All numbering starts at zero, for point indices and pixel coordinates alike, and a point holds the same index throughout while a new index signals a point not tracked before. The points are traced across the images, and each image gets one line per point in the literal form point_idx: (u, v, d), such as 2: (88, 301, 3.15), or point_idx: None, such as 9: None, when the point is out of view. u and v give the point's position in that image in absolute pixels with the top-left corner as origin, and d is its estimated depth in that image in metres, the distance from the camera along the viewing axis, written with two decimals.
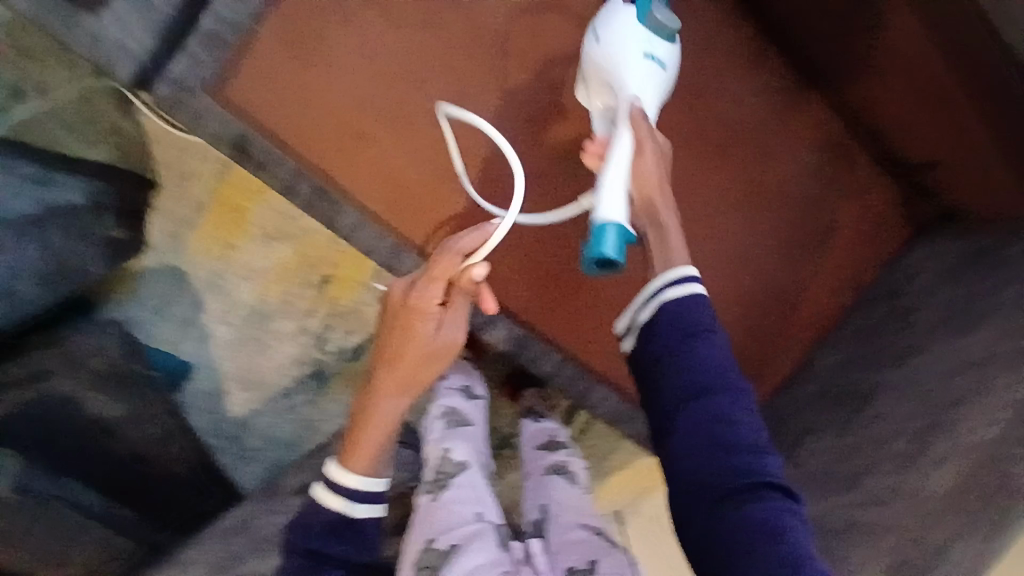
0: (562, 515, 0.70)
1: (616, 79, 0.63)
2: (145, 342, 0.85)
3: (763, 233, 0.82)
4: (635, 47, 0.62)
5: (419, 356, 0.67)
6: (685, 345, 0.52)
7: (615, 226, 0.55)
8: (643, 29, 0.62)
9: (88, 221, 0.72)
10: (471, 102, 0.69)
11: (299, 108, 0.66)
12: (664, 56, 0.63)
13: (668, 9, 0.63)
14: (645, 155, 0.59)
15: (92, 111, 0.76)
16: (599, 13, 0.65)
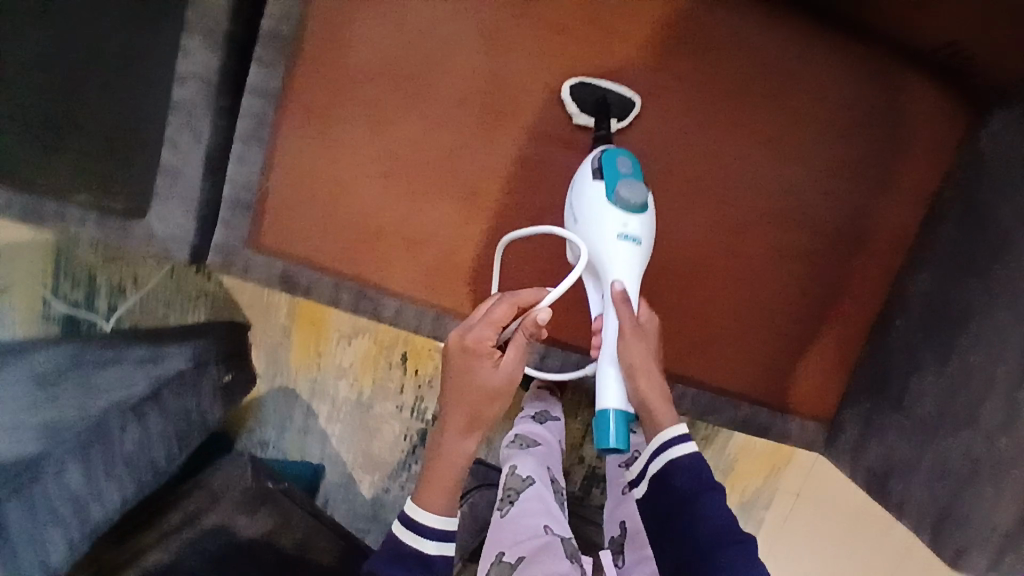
0: (638, 532, 0.81)
1: (600, 260, 0.71)
2: (280, 455, 0.99)
3: (789, 171, 0.76)
4: (610, 233, 0.70)
5: (481, 390, 0.74)
6: (696, 497, 0.63)
7: (615, 415, 0.69)
8: (615, 211, 0.70)
9: (200, 379, 0.81)
10: (464, 170, 0.74)
11: (319, 226, 0.73)
12: (637, 232, 0.70)
13: (636, 183, 0.70)
14: (627, 339, 0.68)
15: (182, 285, 0.92)
16: (571, 189, 0.73)
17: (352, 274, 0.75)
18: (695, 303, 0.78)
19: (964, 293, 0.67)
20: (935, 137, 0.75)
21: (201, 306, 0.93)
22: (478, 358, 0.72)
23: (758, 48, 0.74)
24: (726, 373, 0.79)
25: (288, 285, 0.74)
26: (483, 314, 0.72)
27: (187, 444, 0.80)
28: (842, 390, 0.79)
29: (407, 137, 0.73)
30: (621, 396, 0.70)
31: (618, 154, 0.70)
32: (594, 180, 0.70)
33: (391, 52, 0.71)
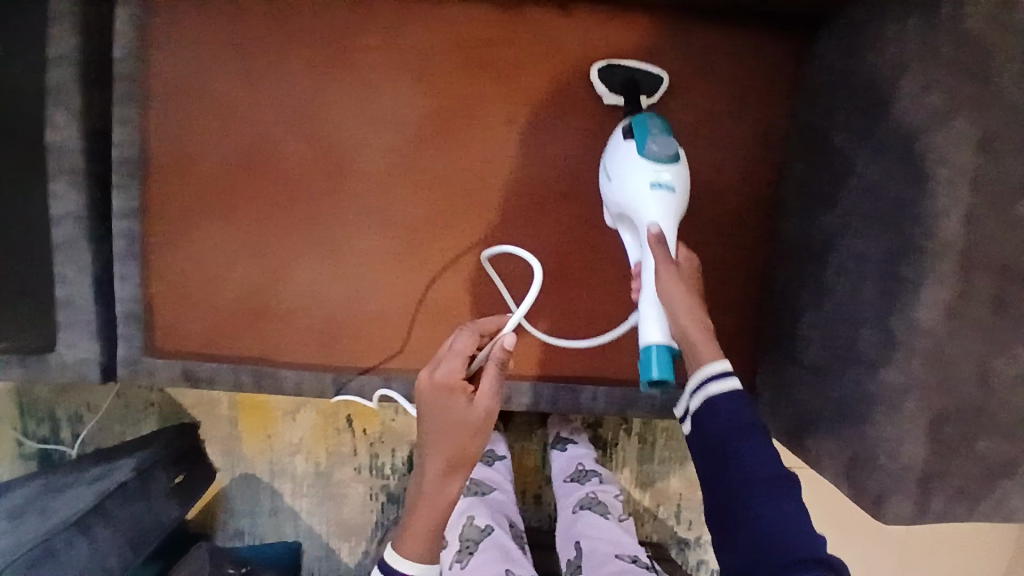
0: (596, 549, 0.77)
1: (632, 209, 0.67)
2: (258, 541, 1.01)
3: None
4: (642, 180, 0.66)
5: (456, 432, 0.64)
6: (732, 432, 0.56)
7: (657, 348, 0.62)
8: (645, 160, 0.67)
9: (145, 485, 0.86)
10: (325, 234, 0.78)
11: (206, 319, 0.78)
12: (671, 179, 0.66)
13: (667, 135, 0.67)
14: (662, 274, 0.62)
15: (130, 401, 0.98)
16: (608, 152, 0.72)
17: (247, 356, 0.79)
18: (575, 303, 0.79)
19: (824, 226, 0.65)
20: (761, 82, 0.75)
21: (153, 417, 0.98)
22: (453, 395, 0.64)
23: (562, 48, 0.76)
24: (628, 364, 0.80)
25: (191, 380, 0.78)
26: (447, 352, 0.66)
27: (143, 549, 0.83)
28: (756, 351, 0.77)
29: (264, 219, 0.78)
30: (664, 331, 0.62)
31: (648, 118, 0.68)
32: (626, 140, 0.69)
33: (231, 145, 0.77)
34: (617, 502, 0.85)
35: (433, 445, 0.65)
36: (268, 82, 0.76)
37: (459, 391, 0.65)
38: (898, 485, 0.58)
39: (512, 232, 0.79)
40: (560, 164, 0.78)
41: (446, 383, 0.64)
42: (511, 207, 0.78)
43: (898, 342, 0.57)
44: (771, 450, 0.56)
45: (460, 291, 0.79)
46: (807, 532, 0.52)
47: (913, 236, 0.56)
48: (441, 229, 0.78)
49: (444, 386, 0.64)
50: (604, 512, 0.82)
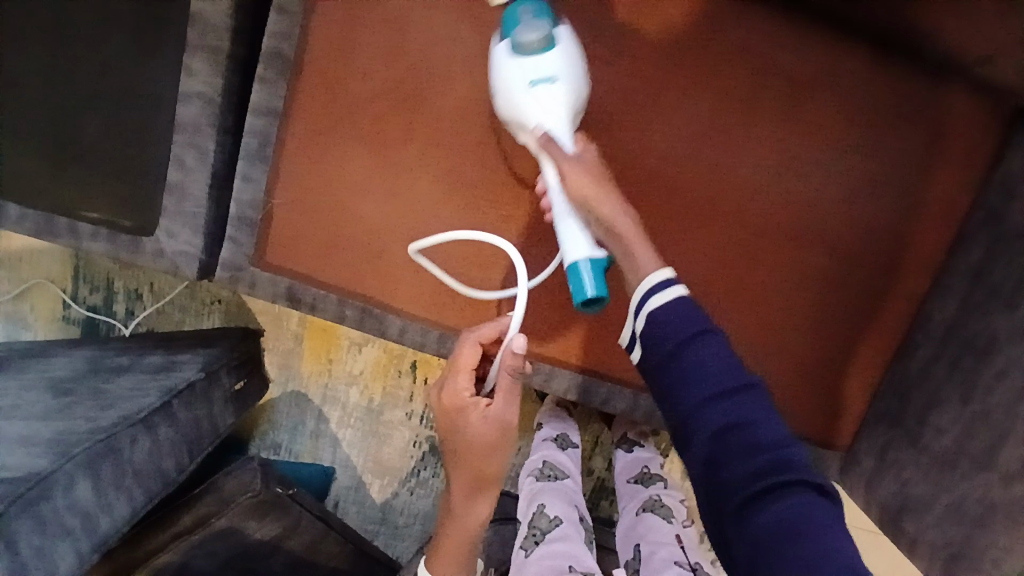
0: (655, 553, 0.74)
1: (517, 114, 0.63)
2: (292, 457, 1.00)
3: (810, 199, 0.73)
4: (523, 82, 0.62)
5: (483, 448, 0.69)
6: (685, 348, 0.55)
7: (585, 263, 0.60)
8: (521, 60, 0.62)
9: (208, 389, 0.83)
10: (469, 188, 0.73)
11: (324, 243, 0.73)
12: (553, 70, 0.61)
13: (538, 23, 0.61)
14: (569, 177, 0.61)
15: (196, 294, 0.94)
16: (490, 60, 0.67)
17: (353, 291, 0.75)
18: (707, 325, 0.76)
19: (988, 323, 0.64)
20: (957, 152, 0.72)
21: (215, 314, 0.94)
22: (466, 411, 0.69)
23: (767, 61, 0.71)
24: None
25: (293, 301, 0.75)
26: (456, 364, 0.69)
27: (196, 454, 0.82)
28: (861, 412, 0.77)
29: (404, 156, 0.72)
30: (588, 243, 0.61)
31: (519, 5, 0.62)
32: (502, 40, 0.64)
33: (394, 70, 0.71)
34: (683, 510, 0.81)
35: (463, 460, 0.71)
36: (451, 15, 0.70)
37: (472, 405, 0.69)
38: None
39: (663, 236, 0.74)
40: (726, 181, 0.73)
41: (459, 402, 0.69)
42: (667, 211, 0.74)
43: None
44: (726, 352, 0.55)
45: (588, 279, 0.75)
46: (778, 440, 0.52)
47: None
48: None
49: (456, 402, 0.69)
50: (668, 517, 0.79)
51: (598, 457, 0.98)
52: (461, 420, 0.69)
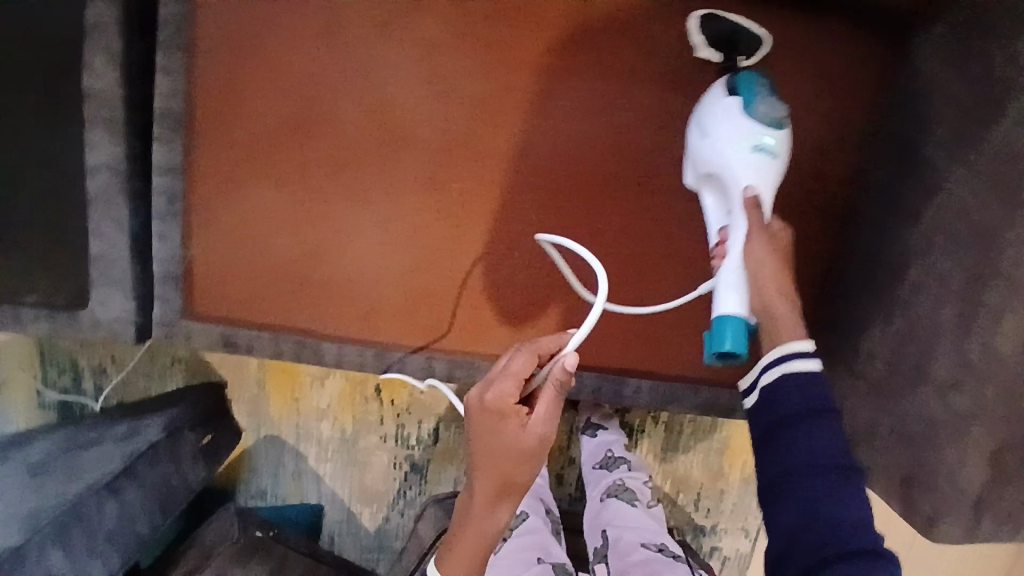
0: (620, 538, 0.75)
1: (723, 172, 0.63)
2: (280, 501, 1.02)
3: None
4: (743, 143, 0.62)
5: (513, 459, 0.62)
6: (805, 417, 0.52)
7: (738, 319, 0.59)
8: (750, 120, 0.62)
9: (172, 447, 0.85)
10: (378, 205, 0.75)
11: (246, 283, 0.76)
12: (773, 143, 0.62)
13: (772, 98, 0.63)
14: (754, 238, 0.60)
15: (157, 358, 0.96)
16: (699, 106, 0.67)
17: (284, 326, 0.77)
18: (627, 294, 0.77)
19: (901, 241, 0.64)
20: (849, 79, 0.71)
21: (178, 374, 0.97)
22: (504, 419, 0.62)
23: (639, 29, 0.72)
24: (681, 359, 0.79)
25: (230, 346, 0.77)
26: (497, 371, 0.63)
27: (172, 511, 0.85)
28: None
29: (310, 189, 0.75)
30: (744, 303, 0.59)
31: (755, 77, 0.64)
32: (727, 96, 0.64)
33: (287, 109, 0.74)
34: (647, 491, 0.81)
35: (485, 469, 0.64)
36: (334, 49, 0.73)
37: (512, 414, 0.62)
38: (956, 509, 0.58)
39: (571, 216, 0.76)
40: (622, 153, 0.74)
41: (496, 406, 0.61)
42: (570, 192, 0.75)
43: (974, 371, 0.56)
44: (842, 436, 0.52)
45: (506, 269, 0.77)
46: (865, 527, 0.48)
47: (1000, 264, 0.55)
48: (495, 207, 0.76)
49: (492, 409, 0.61)
50: (632, 500, 0.79)
51: (576, 446, 0.93)
52: (495, 426, 0.62)
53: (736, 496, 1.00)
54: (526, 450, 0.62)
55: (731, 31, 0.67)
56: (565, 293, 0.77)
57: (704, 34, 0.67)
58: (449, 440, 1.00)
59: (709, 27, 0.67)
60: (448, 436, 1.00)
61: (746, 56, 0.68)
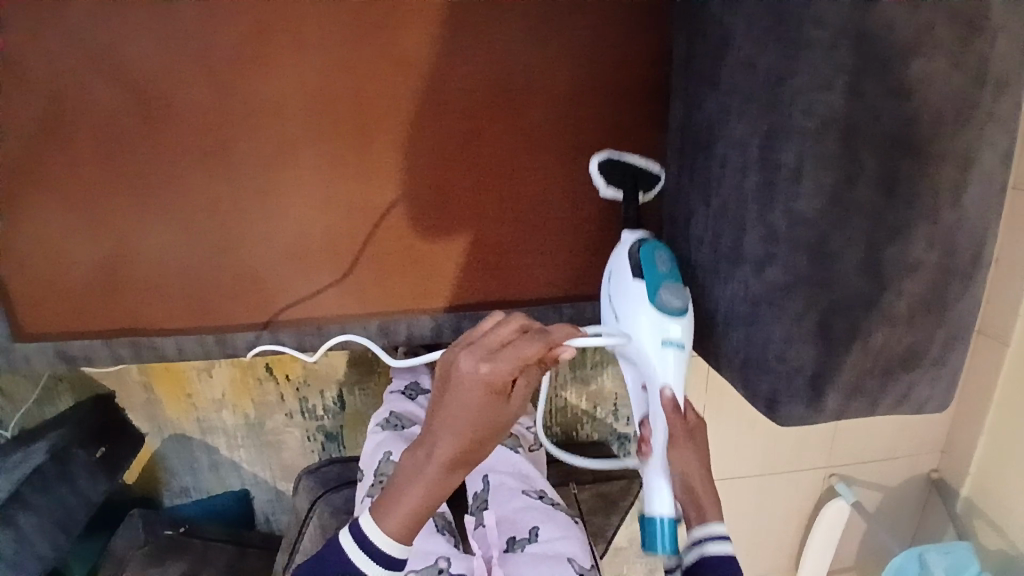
0: (502, 484, 0.72)
1: (640, 364, 0.62)
2: (204, 494, 1.02)
3: (509, 58, 0.70)
4: (653, 338, 0.60)
5: (488, 434, 0.54)
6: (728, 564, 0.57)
7: (664, 520, 0.60)
8: (655, 310, 0.60)
9: (63, 467, 0.83)
10: (177, 184, 0.71)
11: (62, 294, 0.72)
12: (682, 334, 0.60)
13: (679, 285, 0.61)
14: (677, 444, 0.60)
15: (41, 381, 0.94)
16: (614, 279, 0.64)
17: (117, 331, 0.74)
18: (461, 222, 0.74)
19: (705, 112, 0.57)
20: None
21: (65, 393, 0.95)
22: (492, 395, 0.53)
23: None
24: (535, 283, 0.77)
25: (67, 360, 0.73)
26: (495, 346, 0.53)
27: (73, 529, 0.83)
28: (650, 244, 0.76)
29: (98, 181, 0.70)
30: (671, 504, 0.60)
31: (655, 261, 0.61)
32: (634, 280, 0.62)
33: (45, 101, 0.67)
34: (529, 435, 0.81)
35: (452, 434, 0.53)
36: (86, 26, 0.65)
37: (500, 390, 0.53)
38: (789, 388, 0.54)
39: (380, 154, 0.72)
40: (419, 73, 0.69)
41: (492, 380, 0.52)
42: (373, 128, 0.71)
43: (781, 240, 0.52)
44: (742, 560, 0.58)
45: (326, 226, 0.73)
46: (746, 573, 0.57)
47: (790, 116, 0.49)
48: (300, 161, 0.71)
49: (486, 387, 0.52)
50: (515, 446, 0.77)
51: None
52: (478, 402, 0.52)
53: None
54: (501, 424, 0.54)
55: (630, 172, 0.71)
56: (393, 237, 0.74)
57: (606, 175, 0.72)
58: (355, 403, 0.98)
59: (607, 164, 0.72)
60: (354, 400, 0.98)
61: (646, 189, 0.71)
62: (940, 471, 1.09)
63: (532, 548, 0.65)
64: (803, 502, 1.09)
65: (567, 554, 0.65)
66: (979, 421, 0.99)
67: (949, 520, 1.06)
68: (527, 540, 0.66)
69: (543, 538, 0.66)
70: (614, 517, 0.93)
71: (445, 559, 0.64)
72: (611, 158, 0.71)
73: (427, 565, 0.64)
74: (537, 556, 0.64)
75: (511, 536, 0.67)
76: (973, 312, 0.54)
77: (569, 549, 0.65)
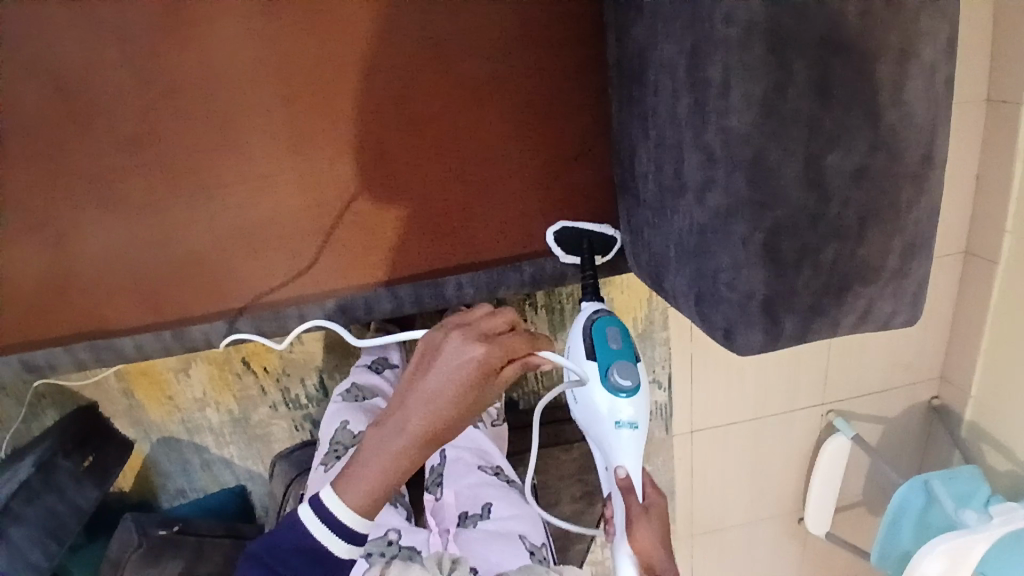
0: (458, 458, 0.69)
1: (608, 453, 0.65)
2: (202, 493, 1.03)
3: (438, 11, 0.68)
4: (604, 422, 0.64)
5: (458, 412, 0.58)
6: None
7: None
8: (602, 401, 0.63)
9: (52, 477, 0.84)
10: (117, 181, 0.70)
11: (20, 304, 0.72)
12: (632, 416, 0.63)
13: (628, 363, 0.64)
14: (636, 520, 0.63)
15: (23, 396, 0.94)
16: (570, 374, 0.68)
17: (76, 334, 0.73)
18: (409, 191, 0.73)
19: (635, 42, 0.56)
20: None
21: (49, 407, 0.94)
22: (478, 376, 0.58)
23: None
24: (490, 243, 0.75)
25: (34, 370, 0.73)
26: (485, 333, 0.61)
27: (67, 537, 0.83)
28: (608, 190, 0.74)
29: (39, 184, 0.69)
30: (636, 573, 0.62)
31: (604, 332, 0.65)
32: (587, 360, 0.65)
33: None
34: (491, 410, 0.77)
35: (426, 415, 0.58)
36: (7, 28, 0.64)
37: (479, 374, 0.58)
38: (743, 317, 0.53)
39: (318, 127, 0.70)
40: (347, 39, 0.68)
41: (481, 360, 0.58)
42: (307, 99, 0.69)
43: (720, 160, 0.50)
44: None
45: (272, 208, 0.72)
46: None
47: (713, 26, 0.47)
48: (238, 143, 0.70)
49: (478, 365, 0.58)
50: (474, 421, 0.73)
51: None
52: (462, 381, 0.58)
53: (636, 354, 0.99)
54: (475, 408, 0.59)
55: (585, 236, 0.73)
56: (341, 212, 0.73)
57: (562, 247, 0.74)
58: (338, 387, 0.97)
59: (563, 234, 0.73)
60: (336, 384, 0.97)
61: (602, 253, 0.73)
62: (941, 397, 1.05)
63: (485, 525, 0.64)
64: (801, 441, 1.07)
65: (519, 532, 0.63)
66: (975, 341, 0.97)
67: (954, 446, 1.04)
68: (479, 515, 0.65)
69: (496, 515, 0.65)
70: (610, 472, 0.91)
71: (395, 531, 0.63)
72: (566, 226, 0.73)
73: (378, 537, 0.63)
74: (488, 533, 0.63)
75: (462, 512, 0.65)
76: (929, 212, 0.51)
77: (521, 528, 0.64)
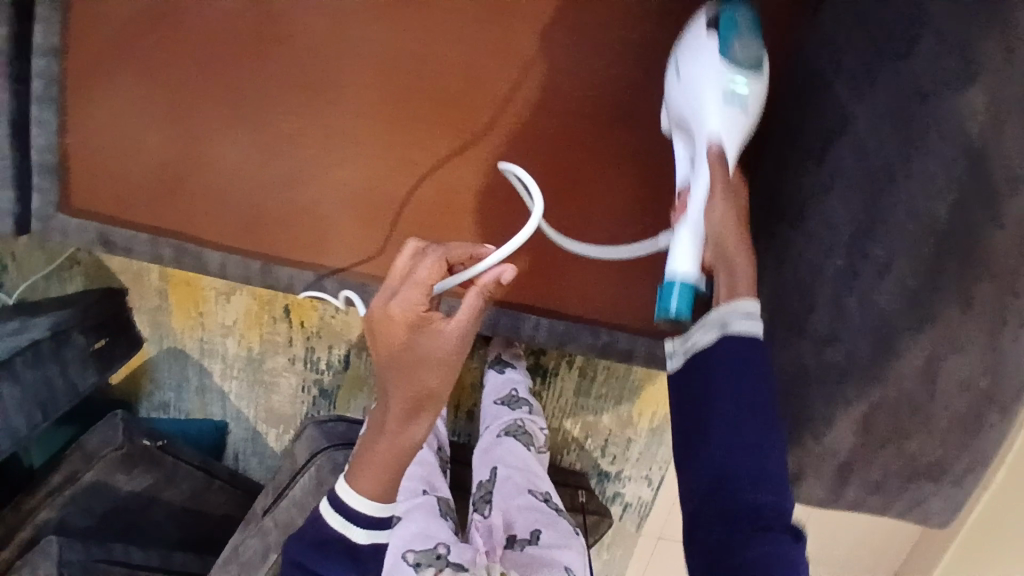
0: (509, 479, 0.72)
1: (696, 123, 0.61)
2: (183, 415, 1.02)
3: (621, 85, 0.72)
4: (712, 87, 0.60)
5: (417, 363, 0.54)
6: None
7: (680, 281, 0.56)
8: (723, 63, 0.60)
9: (61, 349, 0.81)
10: (270, 111, 0.72)
11: (123, 182, 0.73)
12: (747, 96, 0.60)
13: (751, 39, 0.60)
14: (717, 200, 0.56)
15: (54, 256, 0.92)
16: (682, 45, 0.64)
17: (165, 229, 0.74)
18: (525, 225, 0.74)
19: (800, 184, 0.62)
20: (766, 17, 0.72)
21: (78, 277, 0.93)
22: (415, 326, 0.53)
23: None
24: (575, 302, 0.78)
25: (105, 246, 0.73)
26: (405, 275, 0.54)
27: (52, 412, 0.80)
28: None
29: (198, 84, 0.71)
30: (697, 264, 0.56)
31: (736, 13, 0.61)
32: (708, 35, 0.62)
33: None
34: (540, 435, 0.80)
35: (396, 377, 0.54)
36: None
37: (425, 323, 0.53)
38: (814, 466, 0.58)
39: (471, 137, 0.73)
40: (531, 74, 0.72)
41: (402, 313, 0.53)
42: (472, 111, 0.72)
43: (849, 326, 0.55)
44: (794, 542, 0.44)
45: (398, 191, 0.74)
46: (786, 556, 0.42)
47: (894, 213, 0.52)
48: (392, 121, 0.73)
49: (403, 315, 0.53)
50: (527, 444, 0.77)
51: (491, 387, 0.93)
52: (405, 340, 0.54)
53: (642, 444, 1.00)
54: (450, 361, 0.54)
55: None
56: (456, 220, 0.74)
57: None
58: (358, 368, 0.97)
59: None
60: (358, 364, 0.96)
61: None
62: None
63: (532, 549, 0.65)
64: None
65: (564, 563, 0.64)
66: (940, 554, 1.01)
67: None
68: (527, 540, 0.66)
69: (544, 542, 0.65)
70: None
71: (444, 546, 0.64)
72: None
73: (425, 547, 0.64)
74: (534, 558, 0.64)
75: (510, 535, 0.67)
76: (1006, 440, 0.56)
77: (567, 558, 0.65)
